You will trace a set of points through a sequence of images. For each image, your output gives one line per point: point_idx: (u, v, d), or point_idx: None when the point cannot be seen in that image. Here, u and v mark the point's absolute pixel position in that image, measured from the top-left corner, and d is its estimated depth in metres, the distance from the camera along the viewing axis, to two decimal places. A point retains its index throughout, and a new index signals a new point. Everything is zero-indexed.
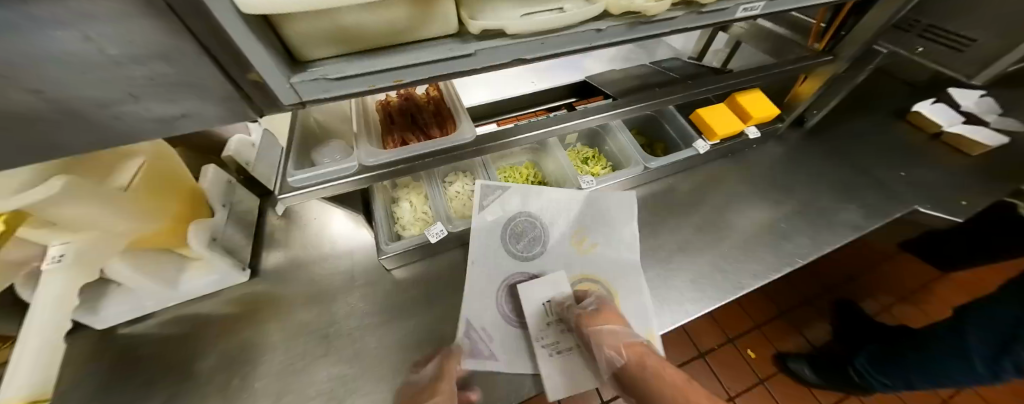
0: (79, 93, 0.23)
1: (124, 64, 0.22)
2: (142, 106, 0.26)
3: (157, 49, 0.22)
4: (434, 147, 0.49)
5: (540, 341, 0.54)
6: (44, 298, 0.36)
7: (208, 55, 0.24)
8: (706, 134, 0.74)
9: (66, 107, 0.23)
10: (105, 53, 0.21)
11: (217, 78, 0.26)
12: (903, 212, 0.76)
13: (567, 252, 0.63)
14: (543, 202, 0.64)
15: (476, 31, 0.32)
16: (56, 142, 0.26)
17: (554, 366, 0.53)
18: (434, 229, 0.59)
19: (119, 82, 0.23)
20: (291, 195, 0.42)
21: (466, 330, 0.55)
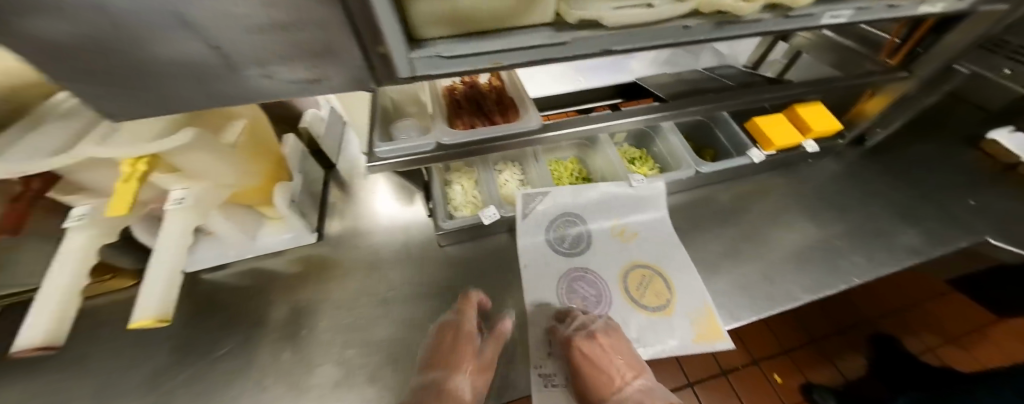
0: (249, 53, 0.27)
1: (288, 30, 0.26)
2: (291, 68, 0.30)
3: (317, 20, 0.26)
4: (503, 132, 0.51)
5: (538, 368, 0.53)
6: (170, 234, 0.41)
7: (352, 28, 0.28)
8: (762, 143, 0.73)
9: (236, 64, 0.28)
10: (278, 19, 0.25)
11: (351, 47, 0.29)
12: (970, 242, 0.71)
13: (611, 246, 0.63)
14: (584, 201, 0.64)
15: (574, 20, 0.35)
16: (215, 92, 0.30)
17: (548, 398, 0.52)
18: (487, 211, 0.62)
19: (280, 46, 0.27)
20: (377, 164, 0.46)
21: (537, 367, 0.53)
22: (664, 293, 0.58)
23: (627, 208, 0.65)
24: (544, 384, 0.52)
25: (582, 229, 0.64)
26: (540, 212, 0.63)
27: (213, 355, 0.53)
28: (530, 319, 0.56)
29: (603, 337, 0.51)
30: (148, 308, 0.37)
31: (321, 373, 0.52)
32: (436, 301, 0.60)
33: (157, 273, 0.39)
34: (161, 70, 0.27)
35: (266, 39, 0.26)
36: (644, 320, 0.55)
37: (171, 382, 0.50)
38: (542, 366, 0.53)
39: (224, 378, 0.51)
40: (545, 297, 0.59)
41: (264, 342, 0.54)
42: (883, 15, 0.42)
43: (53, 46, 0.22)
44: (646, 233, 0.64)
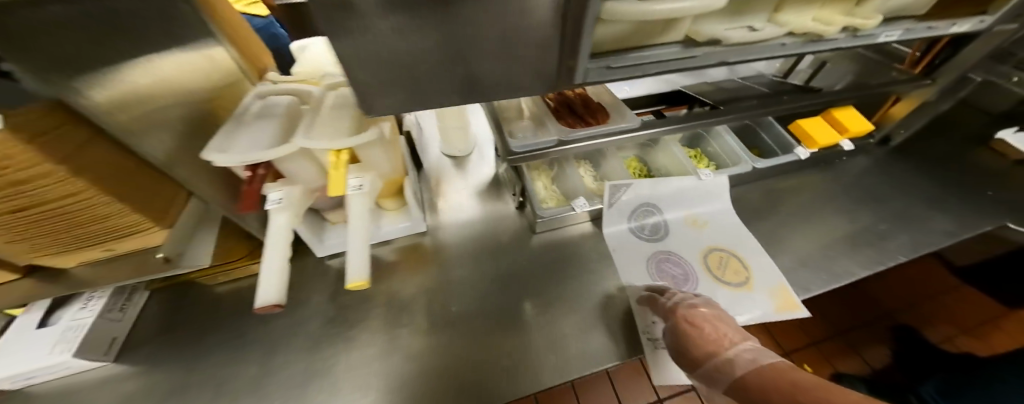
0: (484, 59, 0.36)
1: (518, 42, 0.35)
2: (504, 72, 0.38)
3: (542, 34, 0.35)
4: (607, 130, 0.61)
5: (646, 332, 0.59)
6: (358, 211, 0.49)
7: (557, 40, 0.37)
8: (806, 142, 0.83)
9: (469, 68, 0.37)
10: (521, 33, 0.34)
11: (547, 55, 0.38)
12: (995, 227, 0.80)
13: (687, 233, 0.71)
14: (662, 192, 0.73)
15: (704, 39, 0.45)
16: (439, 92, 0.39)
17: (660, 357, 0.58)
18: (579, 202, 0.70)
19: (506, 54, 0.36)
20: (514, 157, 0.56)
21: (645, 332, 0.59)
22: (742, 271, 0.66)
23: (697, 199, 0.74)
24: (655, 345, 0.59)
25: (659, 217, 0.72)
26: (624, 201, 0.71)
27: (357, 327, 0.60)
28: (631, 292, 0.63)
29: (701, 307, 0.56)
30: (357, 270, 0.43)
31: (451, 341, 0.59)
32: (536, 280, 0.68)
33: (358, 240, 0.46)
34: (427, 74, 0.36)
35: (504, 49, 0.36)
36: (727, 294, 0.63)
37: (325, 349, 0.58)
38: (651, 329, 0.59)
39: (370, 346, 0.58)
40: (638, 274, 0.66)
41: (397, 316, 0.62)
42: (926, 33, 0.53)
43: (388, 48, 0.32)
44: (714, 220, 0.73)
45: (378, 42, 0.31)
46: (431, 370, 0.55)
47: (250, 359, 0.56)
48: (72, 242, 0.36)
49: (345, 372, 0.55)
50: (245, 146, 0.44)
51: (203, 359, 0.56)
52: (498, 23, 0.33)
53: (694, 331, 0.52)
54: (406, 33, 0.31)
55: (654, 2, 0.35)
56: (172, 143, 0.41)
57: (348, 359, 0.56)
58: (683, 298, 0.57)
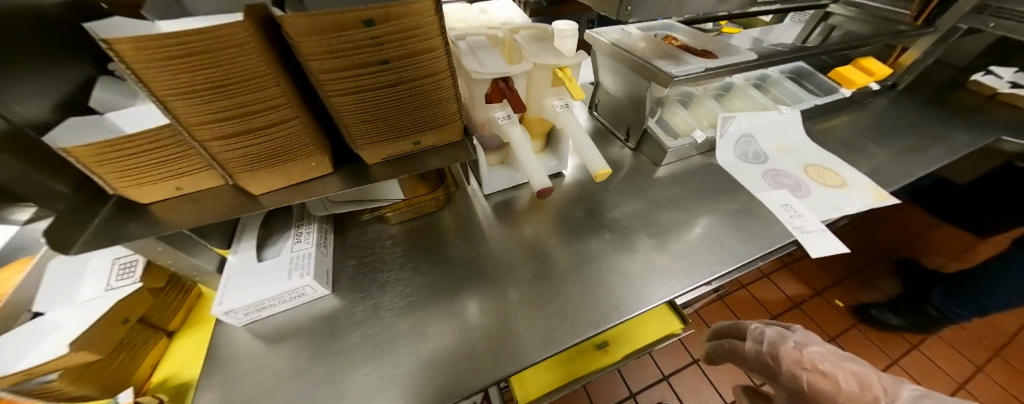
0: None
1: None
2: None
3: None
4: (730, 62, 0.73)
5: (789, 224, 0.68)
6: (572, 124, 0.57)
7: None
8: (846, 85, 1.02)
9: None
10: None
11: None
12: (993, 140, 1.02)
13: (783, 155, 0.84)
14: (757, 125, 0.85)
15: None
16: (674, 8, 0.49)
17: (810, 239, 0.66)
18: (699, 133, 0.81)
19: None
20: (676, 79, 0.66)
21: (789, 223, 0.68)
22: (836, 178, 0.79)
23: (782, 130, 0.88)
24: (801, 231, 0.67)
25: (758, 145, 0.85)
26: (731, 132, 0.83)
27: (541, 247, 0.68)
28: (762, 200, 0.73)
29: (813, 347, 0.53)
30: (600, 162, 0.52)
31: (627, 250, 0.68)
32: (676, 201, 0.77)
33: (589, 144, 0.54)
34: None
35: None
36: (835, 193, 0.75)
37: (523, 265, 0.64)
38: (793, 220, 0.68)
39: (561, 260, 0.66)
40: (761, 186, 0.76)
41: (573, 236, 0.69)
42: None
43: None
44: (798, 146, 0.87)
45: None
46: (618, 271, 0.64)
47: (462, 278, 0.61)
48: (398, 130, 0.40)
49: (549, 280, 0.62)
50: (494, 65, 0.51)
51: (418, 283, 0.59)
52: None
53: (817, 377, 0.50)
54: None
55: None
56: None
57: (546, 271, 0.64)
58: (778, 337, 0.56)
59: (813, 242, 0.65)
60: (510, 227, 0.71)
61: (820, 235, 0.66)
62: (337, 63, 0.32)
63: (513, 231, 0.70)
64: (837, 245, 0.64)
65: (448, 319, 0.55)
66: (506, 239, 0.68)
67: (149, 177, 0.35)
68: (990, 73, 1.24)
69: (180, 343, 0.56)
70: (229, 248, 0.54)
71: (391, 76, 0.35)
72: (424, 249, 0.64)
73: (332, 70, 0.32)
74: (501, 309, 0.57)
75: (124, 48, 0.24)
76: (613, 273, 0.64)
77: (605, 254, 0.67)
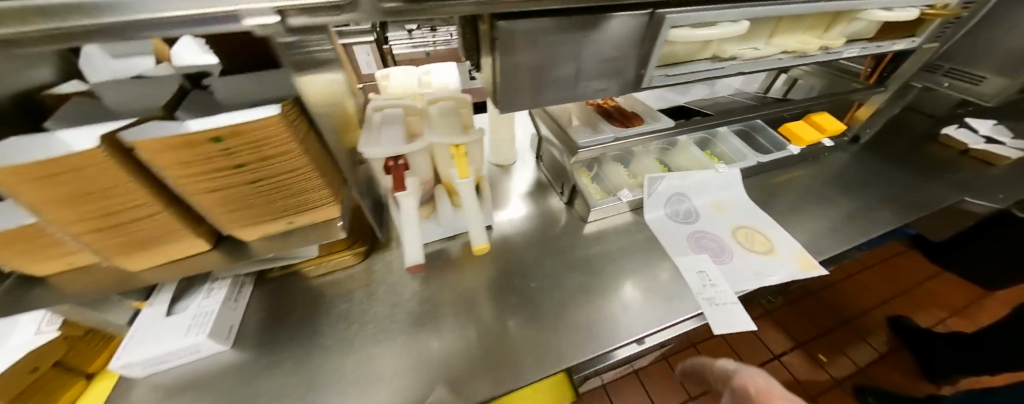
0: (588, 70, 0.51)
1: (611, 53, 0.50)
2: (594, 81, 0.53)
3: (626, 53, 0.51)
4: (645, 131, 0.77)
5: (700, 294, 0.68)
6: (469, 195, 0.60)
7: (638, 59, 0.53)
8: (795, 141, 1.02)
9: (576, 78, 0.52)
10: (614, 50, 0.50)
11: (629, 70, 0.54)
12: (955, 201, 0.98)
13: (715, 215, 0.84)
14: (690, 183, 0.86)
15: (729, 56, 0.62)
16: (552, 97, 0.53)
17: (717, 312, 0.65)
18: (624, 193, 0.83)
19: (603, 64, 0.51)
20: (581, 151, 0.70)
21: (700, 293, 0.68)
22: (767, 242, 0.78)
23: (719, 189, 0.88)
24: (711, 303, 0.66)
25: (691, 205, 0.85)
26: (661, 191, 0.84)
27: (453, 304, 0.68)
28: (679, 266, 0.73)
29: None
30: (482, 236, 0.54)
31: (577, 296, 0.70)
32: (602, 260, 0.77)
33: (477, 217, 0.56)
34: (553, 77, 0.50)
35: (607, 59, 0.51)
36: (760, 260, 0.74)
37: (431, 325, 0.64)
38: (704, 291, 0.68)
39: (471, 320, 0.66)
40: (686, 248, 0.77)
41: (489, 295, 0.70)
42: (877, 49, 0.72)
43: (536, 61, 0.47)
44: (734, 204, 0.87)
45: (523, 58, 0.45)
46: (561, 321, 0.65)
47: (366, 337, 0.62)
48: (273, 212, 0.44)
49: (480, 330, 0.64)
50: (389, 142, 0.55)
51: (319, 340, 0.61)
52: (609, 40, 0.48)
53: None
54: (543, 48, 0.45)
55: (697, 29, 0.52)
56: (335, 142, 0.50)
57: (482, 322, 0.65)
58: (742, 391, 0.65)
59: (718, 315, 0.64)
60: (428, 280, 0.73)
61: (727, 309, 0.65)
62: (198, 169, 0.37)
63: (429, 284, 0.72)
64: (742, 321, 0.63)
65: (331, 385, 0.56)
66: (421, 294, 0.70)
67: (40, 258, 0.40)
68: (964, 126, 1.19)
69: (90, 393, 0.59)
70: (145, 300, 0.59)
71: (252, 174, 0.40)
72: (336, 304, 0.66)
73: (189, 174, 0.37)
74: (408, 368, 0.58)
75: None
76: (556, 322, 0.65)
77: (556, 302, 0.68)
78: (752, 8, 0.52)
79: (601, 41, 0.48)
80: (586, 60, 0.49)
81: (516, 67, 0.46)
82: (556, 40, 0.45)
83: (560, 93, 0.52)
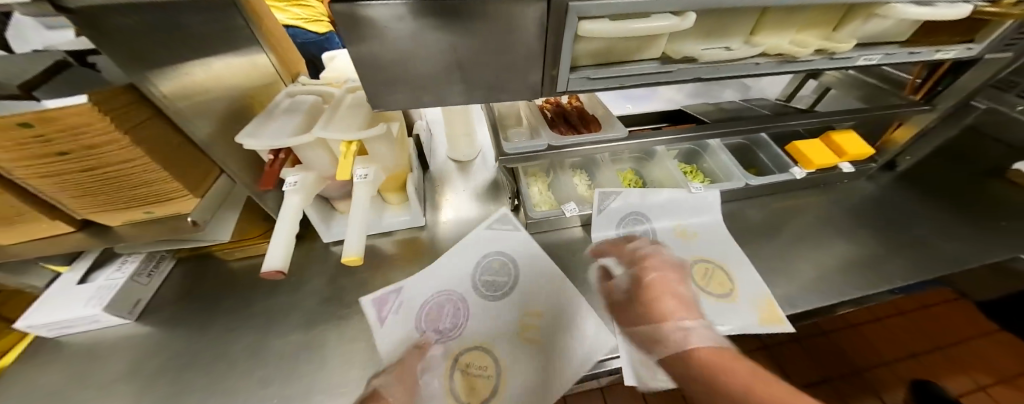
0: (480, 66, 0.43)
1: (504, 47, 0.42)
2: (491, 78, 0.45)
3: (526, 48, 0.43)
4: (593, 139, 0.66)
5: (623, 336, 0.58)
6: (364, 197, 0.56)
7: (545, 56, 0.44)
8: (803, 163, 0.85)
9: (466, 74, 0.44)
10: (507, 43, 0.41)
11: (535, 68, 0.45)
12: (1008, 258, 0.77)
13: (675, 242, 0.73)
14: (650, 203, 0.75)
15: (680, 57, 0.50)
16: (443, 95, 0.46)
17: (636, 360, 0.55)
18: (569, 206, 0.74)
19: (497, 60, 0.43)
20: (506, 158, 0.62)
21: (623, 332, 0.58)
22: (728, 283, 0.66)
23: (688, 212, 0.76)
24: (632, 348, 0.56)
25: (648, 227, 0.75)
26: (614, 208, 0.73)
27: (354, 305, 0.65)
28: (610, 297, 0.63)
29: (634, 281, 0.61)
30: (355, 246, 0.49)
31: (505, 256, 0.67)
32: None
33: (359, 223, 0.52)
34: (435, 73, 0.43)
35: (500, 54, 0.43)
36: (712, 304, 0.62)
37: (324, 326, 0.61)
38: (628, 332, 0.57)
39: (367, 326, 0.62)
40: (627, 275, 0.67)
41: None
42: (907, 56, 0.58)
43: (401, 54, 0.40)
44: (703, 232, 0.75)
45: (385, 49, 0.39)
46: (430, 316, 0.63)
47: (257, 330, 0.60)
48: (122, 201, 0.43)
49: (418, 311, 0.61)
50: (274, 135, 0.52)
51: (214, 325, 0.61)
52: (497, 33, 0.40)
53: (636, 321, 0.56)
54: (413, 39, 0.39)
55: (623, 22, 0.41)
56: (207, 132, 0.47)
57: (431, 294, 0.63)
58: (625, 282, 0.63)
59: (636, 365, 0.54)
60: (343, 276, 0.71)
61: (647, 358, 0.54)
62: (14, 153, 0.36)
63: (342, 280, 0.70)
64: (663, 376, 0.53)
65: (207, 373, 0.55)
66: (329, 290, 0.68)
67: None
68: None
69: None
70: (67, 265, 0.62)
71: (80, 161, 0.38)
72: (243, 290, 0.66)
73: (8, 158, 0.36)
74: (284, 367, 0.56)
75: None
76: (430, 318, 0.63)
77: (488, 266, 0.66)
78: None
79: (488, 34, 0.40)
80: (474, 55, 0.42)
81: (375, 58, 0.39)
82: (420, 31, 0.37)
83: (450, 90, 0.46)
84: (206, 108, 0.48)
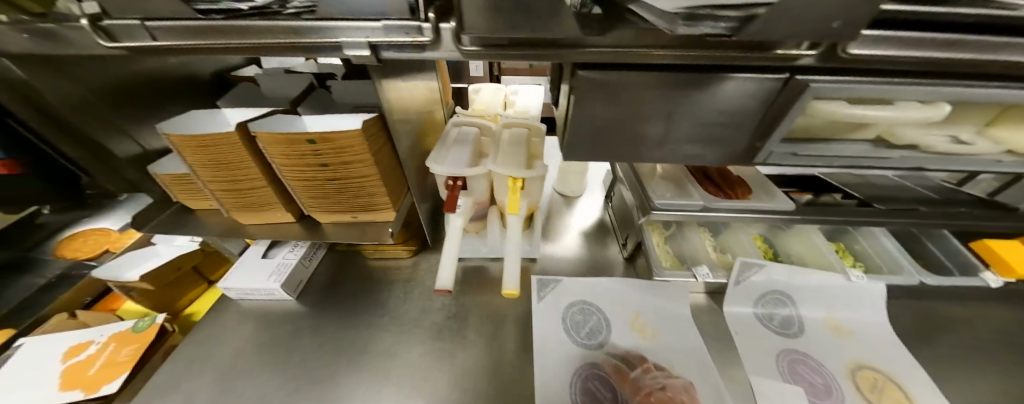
0: (681, 131, 0.43)
1: (715, 117, 0.41)
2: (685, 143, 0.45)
3: (736, 121, 0.42)
4: (749, 207, 0.61)
5: None
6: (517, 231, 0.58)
7: (753, 129, 0.42)
8: (999, 269, 0.71)
9: (664, 138, 0.44)
10: (718, 115, 0.41)
11: (736, 138, 0.44)
12: None
13: (827, 337, 0.64)
14: (796, 284, 0.67)
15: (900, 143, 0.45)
16: (632, 153, 0.47)
17: None
18: (702, 270, 0.67)
19: (700, 128, 0.43)
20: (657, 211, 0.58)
21: None
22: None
23: (843, 303, 0.67)
24: None
25: (791, 309, 0.67)
26: (756, 281, 0.67)
27: (474, 324, 0.67)
28: (754, 389, 0.56)
29: (685, 391, 0.55)
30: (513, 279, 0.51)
31: (584, 304, 0.68)
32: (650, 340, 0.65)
33: (516, 256, 0.54)
34: (635, 134, 0.44)
35: (706, 123, 0.42)
36: None
37: (447, 342, 0.64)
38: None
39: (486, 351, 0.63)
40: (774, 366, 0.59)
41: (513, 332, 0.66)
42: None
43: (613, 115, 0.42)
44: (862, 331, 0.65)
45: (604, 111, 0.41)
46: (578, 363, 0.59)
47: (392, 331, 0.65)
48: (341, 207, 0.51)
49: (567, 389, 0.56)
50: (454, 163, 0.58)
51: (354, 318, 0.67)
52: (714, 104, 0.40)
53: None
54: (632, 104, 0.40)
55: (863, 108, 0.38)
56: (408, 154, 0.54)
57: (572, 371, 0.58)
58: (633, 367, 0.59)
59: None
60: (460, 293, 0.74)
61: None
62: (292, 160, 0.44)
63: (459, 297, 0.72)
64: None
65: (348, 366, 0.60)
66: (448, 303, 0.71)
67: (196, 197, 0.54)
68: None
69: (205, 296, 0.76)
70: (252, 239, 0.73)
71: (329, 172, 0.46)
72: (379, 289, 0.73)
73: (286, 163, 0.45)
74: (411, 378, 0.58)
75: (174, 138, 0.42)
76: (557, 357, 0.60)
77: (574, 321, 0.65)
78: (958, 88, 0.36)
79: (705, 104, 0.40)
80: (681, 121, 0.42)
81: (589, 116, 0.42)
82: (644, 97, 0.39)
83: (640, 150, 0.46)
84: (407, 130, 0.57)
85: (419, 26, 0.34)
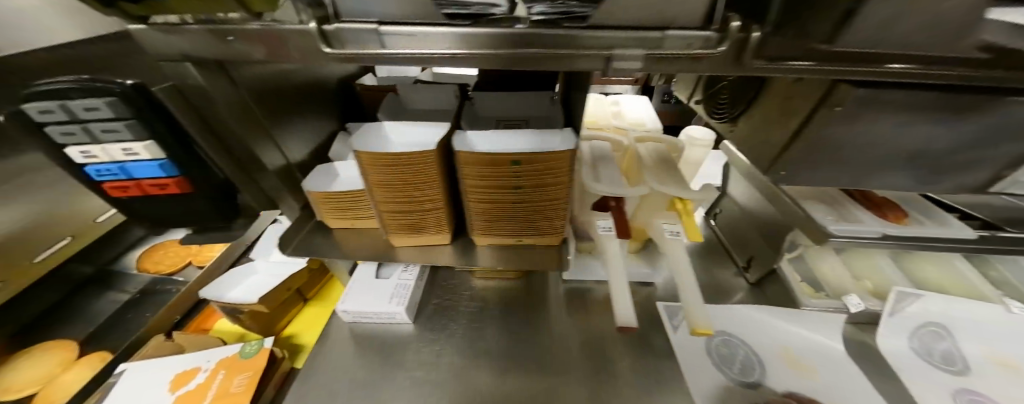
0: (923, 153, 0.39)
1: (972, 140, 0.37)
2: (919, 167, 0.41)
3: (995, 144, 0.37)
4: (925, 236, 0.56)
5: None
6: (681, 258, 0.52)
7: (1006, 153, 0.38)
8: None
9: (898, 160, 0.40)
10: (977, 138, 0.37)
11: (980, 163, 0.40)
12: None
13: (1005, 377, 0.58)
14: (954, 315, 0.62)
15: None
16: (848, 175, 0.42)
17: None
18: (854, 300, 0.63)
19: (947, 151, 0.39)
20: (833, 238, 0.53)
21: None
22: None
23: (1011, 338, 0.61)
24: None
25: (950, 343, 0.62)
26: (911, 312, 0.62)
27: (605, 354, 0.63)
28: None
29: None
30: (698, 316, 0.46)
31: (725, 336, 0.62)
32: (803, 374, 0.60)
33: (693, 289, 0.48)
34: (867, 158, 0.40)
35: (959, 146, 0.38)
36: None
37: (583, 377, 0.59)
38: None
39: (626, 385, 0.59)
40: None
41: (653, 365, 0.61)
42: None
43: (858, 135, 0.37)
44: None
45: (850, 130, 0.37)
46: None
47: (520, 365, 0.61)
48: (513, 231, 0.46)
49: None
50: (612, 183, 0.53)
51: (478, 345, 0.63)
52: (983, 126, 0.36)
53: None
54: (893, 123, 0.36)
55: None
56: None
57: None
58: None
59: None
60: (579, 318, 0.69)
61: None
62: (485, 182, 0.40)
63: (581, 323, 0.68)
64: None
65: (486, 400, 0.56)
66: (570, 330, 0.67)
67: (345, 216, 0.50)
68: None
69: (302, 314, 0.72)
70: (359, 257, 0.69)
71: (519, 195, 0.41)
72: (493, 315, 0.69)
73: (475, 185, 0.41)
74: None
75: (364, 157, 0.38)
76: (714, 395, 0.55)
77: (723, 356, 0.59)
78: None
79: (973, 126, 0.36)
80: (930, 143, 0.38)
81: (830, 137, 0.38)
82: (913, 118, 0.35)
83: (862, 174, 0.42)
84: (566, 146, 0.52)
85: (708, 37, 0.29)
